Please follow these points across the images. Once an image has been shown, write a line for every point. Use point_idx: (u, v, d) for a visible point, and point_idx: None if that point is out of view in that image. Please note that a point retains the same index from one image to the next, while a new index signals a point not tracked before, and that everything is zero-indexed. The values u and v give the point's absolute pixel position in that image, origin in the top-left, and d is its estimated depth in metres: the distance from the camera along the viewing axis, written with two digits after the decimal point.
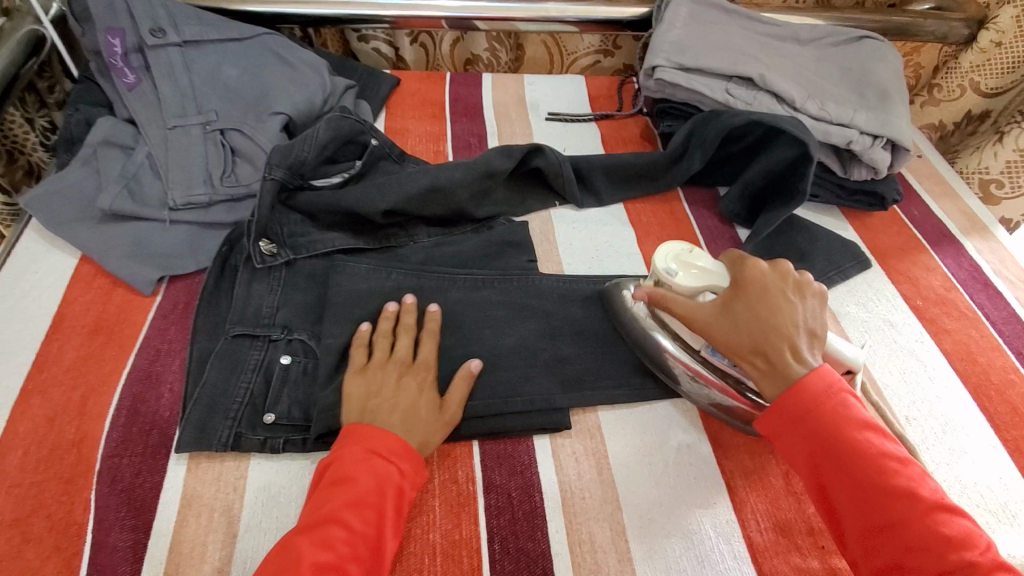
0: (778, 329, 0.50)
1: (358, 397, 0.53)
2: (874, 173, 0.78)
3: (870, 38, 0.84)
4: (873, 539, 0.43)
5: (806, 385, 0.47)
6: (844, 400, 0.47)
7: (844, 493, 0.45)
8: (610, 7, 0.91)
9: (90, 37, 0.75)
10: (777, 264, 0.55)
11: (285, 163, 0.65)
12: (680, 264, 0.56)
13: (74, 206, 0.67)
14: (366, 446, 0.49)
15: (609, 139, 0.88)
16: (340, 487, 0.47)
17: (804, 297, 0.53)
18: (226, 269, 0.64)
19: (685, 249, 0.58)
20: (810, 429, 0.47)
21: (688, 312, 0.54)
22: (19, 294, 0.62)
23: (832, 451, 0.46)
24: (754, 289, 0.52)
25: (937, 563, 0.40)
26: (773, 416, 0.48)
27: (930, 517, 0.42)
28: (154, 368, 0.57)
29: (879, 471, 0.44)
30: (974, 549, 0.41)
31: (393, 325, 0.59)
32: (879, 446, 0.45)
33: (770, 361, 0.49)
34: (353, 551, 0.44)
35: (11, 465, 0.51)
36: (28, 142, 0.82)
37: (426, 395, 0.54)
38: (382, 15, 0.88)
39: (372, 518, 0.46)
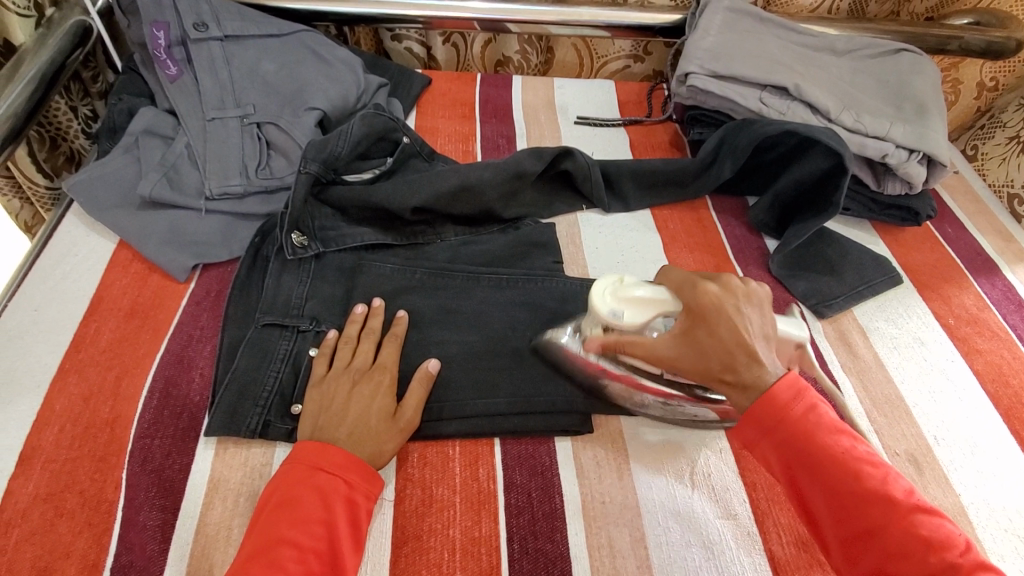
0: (746, 347, 0.46)
1: (310, 415, 0.53)
2: (909, 187, 0.77)
3: (909, 51, 0.83)
4: (852, 547, 0.41)
5: (771, 399, 0.44)
6: (810, 405, 0.44)
7: (819, 502, 0.43)
8: (643, 13, 0.90)
9: (136, 29, 0.77)
10: (725, 278, 0.48)
11: (320, 158, 0.67)
12: (621, 302, 0.51)
13: (115, 193, 0.69)
14: (309, 463, 0.49)
15: (637, 145, 0.88)
16: (286, 507, 0.46)
17: (758, 302, 0.48)
18: (258, 259, 0.65)
19: (615, 282, 0.53)
20: (781, 440, 0.44)
21: (651, 346, 0.50)
22: (59, 275, 0.64)
23: (804, 460, 0.43)
24: (712, 314, 0.47)
25: (924, 569, 0.38)
26: (745, 427, 0.45)
27: (908, 521, 0.40)
28: (186, 353, 0.59)
29: (852, 477, 0.42)
30: (959, 552, 0.39)
31: (358, 330, 0.59)
32: (850, 450, 0.43)
33: (743, 384, 0.46)
34: (305, 567, 0.44)
35: (48, 440, 0.52)
36: (71, 129, 0.84)
37: (378, 403, 0.53)
38: (416, 15, 0.89)
39: (323, 532, 0.46)
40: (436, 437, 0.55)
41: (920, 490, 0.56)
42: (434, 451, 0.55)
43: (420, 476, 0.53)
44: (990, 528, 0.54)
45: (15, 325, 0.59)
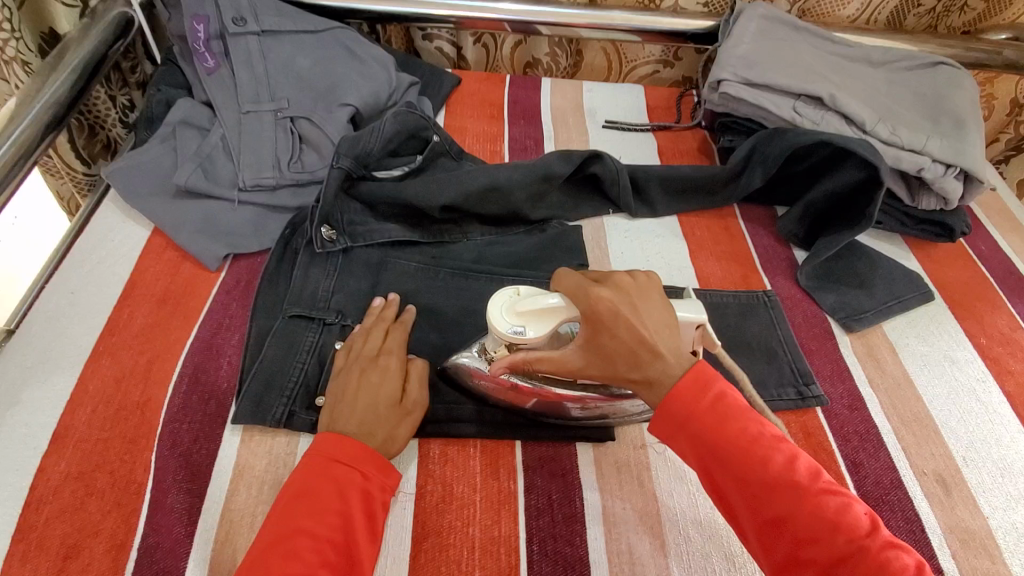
0: (648, 346, 0.45)
1: (325, 404, 0.52)
2: (944, 203, 0.75)
3: (947, 64, 0.81)
4: (766, 535, 0.41)
5: (677, 391, 0.45)
6: (718, 394, 0.45)
7: (733, 492, 0.43)
8: (675, 19, 0.90)
9: (176, 22, 0.79)
10: (614, 278, 0.48)
11: (352, 153, 0.67)
12: (521, 317, 0.50)
13: (151, 181, 0.70)
14: (328, 455, 0.48)
15: (665, 151, 0.87)
16: (304, 497, 0.46)
17: (652, 292, 0.48)
18: (288, 251, 0.66)
19: (512, 294, 0.52)
20: (692, 431, 0.44)
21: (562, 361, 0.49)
22: (96, 260, 0.65)
23: (715, 452, 0.43)
24: (609, 319, 0.46)
25: (832, 550, 0.39)
26: (661, 420, 0.46)
27: (815, 504, 0.41)
28: (215, 341, 0.60)
29: (760, 464, 0.42)
30: (864, 532, 0.40)
31: (373, 319, 0.59)
32: (757, 435, 0.43)
33: (651, 382, 0.46)
34: (321, 558, 0.43)
35: (80, 420, 0.53)
36: (109, 118, 0.87)
37: (387, 390, 0.52)
38: (448, 15, 0.90)
39: (339, 522, 0.45)
40: (458, 435, 0.55)
41: (947, 511, 0.55)
42: (455, 449, 0.55)
43: (441, 473, 0.53)
44: (1019, 554, 0.53)
45: (52, 307, 0.61)
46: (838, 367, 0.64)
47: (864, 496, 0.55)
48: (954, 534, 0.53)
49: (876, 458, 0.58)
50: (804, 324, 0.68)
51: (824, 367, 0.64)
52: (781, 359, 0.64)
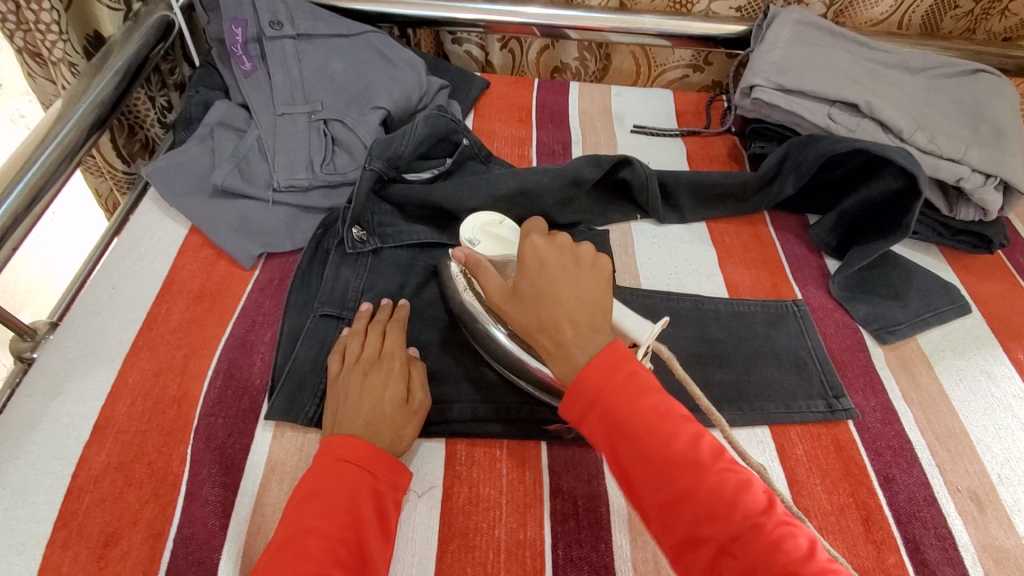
0: (563, 306, 0.47)
1: (330, 411, 0.53)
2: (983, 214, 0.74)
3: (986, 72, 0.79)
4: (666, 514, 0.41)
5: (591, 368, 0.44)
6: (634, 373, 0.44)
7: (638, 471, 0.42)
8: (707, 24, 0.90)
9: (216, 25, 0.81)
10: (557, 236, 0.51)
11: (384, 156, 0.69)
12: (480, 234, 0.61)
13: (189, 180, 0.72)
14: (335, 454, 0.48)
15: (694, 156, 0.86)
16: (313, 499, 0.46)
17: (592, 273, 0.49)
18: (319, 251, 0.68)
19: (494, 220, 0.63)
20: (603, 411, 0.44)
21: (489, 285, 0.52)
22: (135, 256, 0.67)
23: (623, 430, 0.43)
24: (534, 269, 0.49)
25: (729, 528, 0.39)
26: (569, 401, 0.45)
27: (713, 482, 0.40)
28: (249, 337, 0.61)
29: (665, 443, 0.42)
30: (759, 510, 0.39)
31: (366, 323, 0.60)
32: (663, 415, 0.43)
33: (551, 336, 0.47)
34: (332, 556, 0.43)
35: (120, 411, 0.55)
36: (148, 119, 0.89)
37: (392, 390, 0.53)
38: (478, 20, 0.90)
39: (349, 522, 0.45)
40: (484, 436, 0.56)
41: (981, 529, 0.53)
42: (481, 450, 0.55)
43: (468, 474, 0.54)
44: None
45: (94, 301, 0.63)
46: (871, 380, 0.63)
47: (895, 512, 0.54)
48: (987, 553, 0.52)
49: (909, 473, 0.56)
50: (835, 335, 0.67)
51: (856, 380, 0.63)
52: (810, 370, 0.63)
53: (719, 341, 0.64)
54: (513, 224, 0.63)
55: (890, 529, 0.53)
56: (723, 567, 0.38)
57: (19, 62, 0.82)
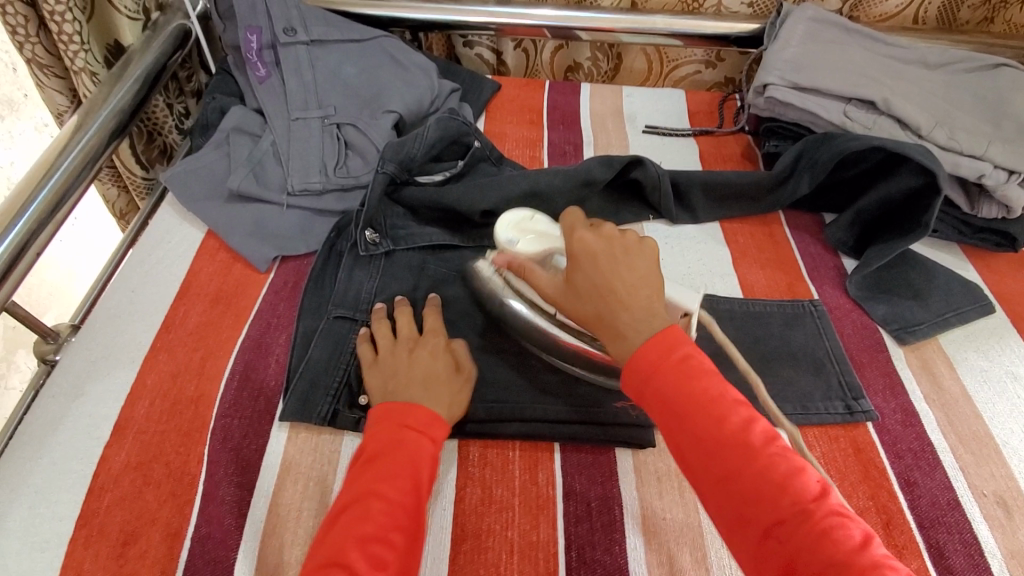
0: (618, 295, 0.47)
1: (379, 384, 0.54)
2: (1007, 212, 0.71)
3: (1009, 66, 0.78)
4: (715, 493, 0.41)
5: (641, 354, 0.44)
6: (686, 356, 0.44)
7: (688, 450, 0.42)
8: (718, 23, 0.89)
9: (231, 33, 0.82)
10: (605, 228, 0.50)
11: (397, 158, 0.69)
12: (519, 232, 0.59)
13: (206, 185, 0.73)
14: (397, 422, 0.50)
15: (707, 156, 0.86)
16: (374, 462, 0.48)
17: (637, 256, 0.48)
18: (333, 253, 0.68)
19: (527, 216, 0.61)
20: (656, 389, 0.43)
21: (540, 283, 0.54)
22: (154, 260, 0.69)
23: (676, 410, 0.42)
24: (586, 261, 0.48)
25: (774, 512, 0.39)
26: (625, 378, 0.45)
27: (767, 466, 0.40)
28: (264, 339, 0.62)
29: (719, 424, 0.42)
30: (811, 497, 0.39)
31: (392, 309, 0.61)
32: (720, 398, 0.42)
33: (609, 327, 0.47)
34: (393, 519, 0.45)
35: (139, 413, 0.56)
36: (166, 125, 0.91)
37: (442, 361, 0.56)
38: (489, 22, 0.91)
39: (410, 486, 0.47)
40: (496, 437, 0.56)
41: (1008, 535, 0.52)
42: (494, 452, 0.55)
43: (480, 476, 0.53)
44: None
45: (114, 304, 0.64)
46: (891, 381, 0.62)
47: (917, 517, 0.53)
48: (1016, 559, 0.50)
49: (931, 477, 0.55)
50: (854, 336, 0.66)
51: (876, 381, 0.62)
52: (828, 371, 0.62)
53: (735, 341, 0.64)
54: (546, 218, 0.61)
55: (912, 534, 0.52)
56: (768, 549, 0.38)
57: (31, 74, 0.83)
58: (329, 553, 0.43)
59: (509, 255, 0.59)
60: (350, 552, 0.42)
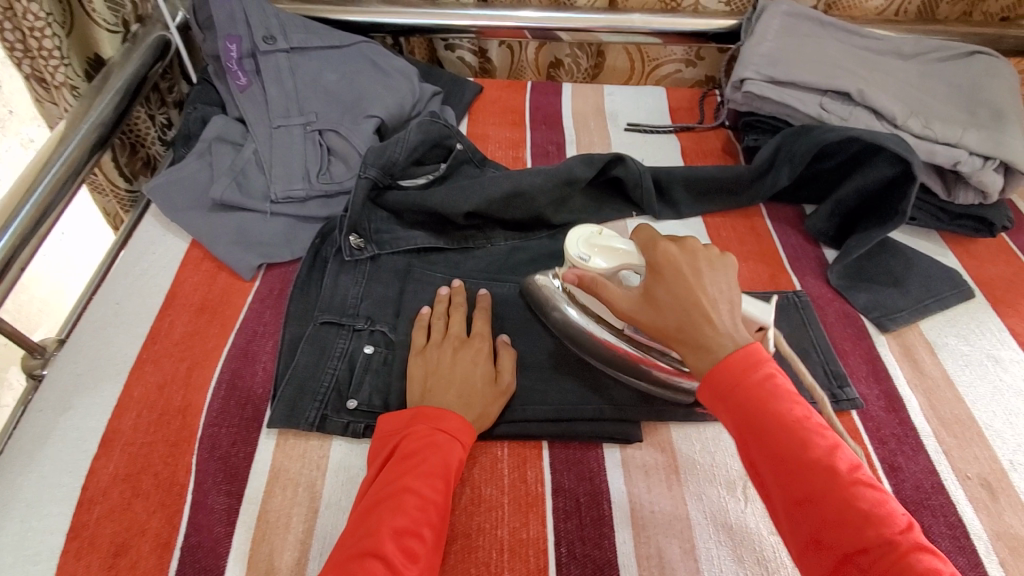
0: (701, 308, 0.47)
1: (418, 378, 0.56)
2: (983, 197, 0.73)
3: (983, 54, 0.79)
4: (793, 512, 0.41)
5: (727, 367, 0.45)
6: (771, 375, 0.44)
7: (766, 467, 0.43)
8: (695, 19, 0.90)
9: (210, 42, 0.82)
10: (686, 241, 0.51)
11: (378, 163, 0.69)
12: (592, 248, 0.56)
13: (189, 196, 0.73)
14: (432, 423, 0.51)
15: (688, 152, 0.87)
16: (409, 461, 0.49)
17: (717, 272, 0.50)
18: (318, 260, 0.68)
19: (595, 231, 0.58)
20: (735, 404, 0.44)
21: (614, 297, 0.53)
22: (138, 271, 0.69)
23: (754, 425, 0.43)
24: (669, 270, 0.49)
25: (857, 539, 0.38)
26: (704, 385, 0.46)
27: (851, 494, 0.40)
28: (251, 347, 0.62)
29: (802, 446, 0.42)
30: (896, 529, 0.38)
31: (446, 306, 0.62)
32: (804, 420, 0.43)
33: (693, 341, 0.47)
34: (424, 514, 0.46)
35: (126, 425, 0.56)
36: (149, 136, 0.91)
37: (483, 368, 0.56)
38: (470, 26, 0.91)
39: (443, 485, 0.48)
40: (485, 438, 0.56)
41: (993, 516, 0.53)
42: (482, 451, 0.55)
43: (469, 475, 0.54)
44: None
45: (99, 317, 0.64)
46: (874, 368, 0.63)
47: (903, 500, 0.53)
48: (1001, 541, 0.51)
49: (915, 461, 0.56)
50: (836, 324, 0.66)
51: (860, 368, 0.63)
52: (813, 361, 0.62)
53: None
54: (616, 234, 0.58)
55: None
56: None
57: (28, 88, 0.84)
58: (362, 544, 0.43)
59: (579, 270, 0.56)
60: (386, 543, 0.43)
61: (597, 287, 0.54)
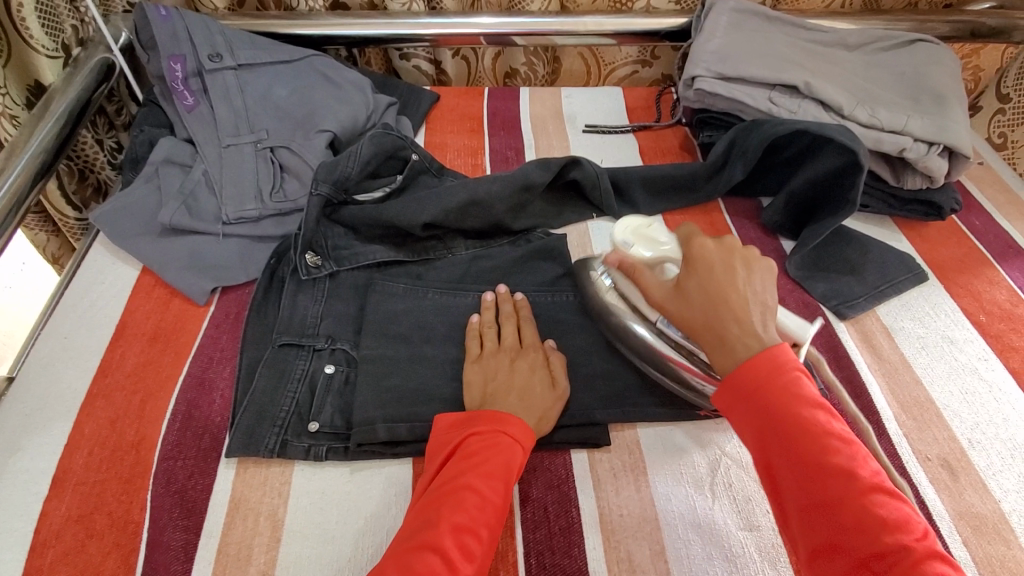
0: (728, 307, 0.49)
1: (476, 384, 0.56)
2: (930, 182, 0.74)
3: (925, 41, 0.81)
4: (808, 516, 0.41)
5: (753, 366, 0.45)
6: (797, 378, 0.45)
7: (786, 470, 0.43)
8: (647, 19, 0.91)
9: (156, 63, 0.79)
10: (726, 239, 0.53)
11: (331, 179, 0.68)
12: (636, 237, 0.59)
13: (138, 222, 0.71)
14: (496, 425, 0.50)
15: (647, 151, 0.87)
16: (471, 460, 0.48)
17: (752, 273, 0.51)
18: (275, 280, 0.67)
19: (644, 223, 0.61)
20: (757, 404, 0.45)
21: (649, 286, 0.54)
22: (88, 303, 0.66)
23: (776, 427, 0.43)
24: (703, 267, 0.51)
25: (871, 545, 0.38)
26: (725, 386, 0.47)
27: (868, 498, 0.40)
28: (207, 375, 0.60)
29: (823, 449, 0.42)
30: (914, 537, 0.38)
31: (495, 315, 0.62)
32: (827, 425, 0.43)
33: (719, 335, 0.48)
34: (483, 513, 0.45)
35: (78, 463, 0.54)
36: (98, 161, 0.88)
37: (539, 376, 0.56)
38: (423, 34, 0.90)
39: (502, 488, 0.47)
40: None
41: (955, 496, 0.53)
42: None
43: None
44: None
45: (47, 353, 0.62)
46: (835, 356, 0.64)
47: None
48: (963, 520, 0.52)
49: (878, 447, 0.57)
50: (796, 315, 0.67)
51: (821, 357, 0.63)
52: None
53: None
54: (663, 228, 0.61)
55: None
56: None
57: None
58: (420, 537, 0.43)
59: (620, 254, 0.59)
60: (445, 538, 0.42)
61: (636, 271, 0.56)
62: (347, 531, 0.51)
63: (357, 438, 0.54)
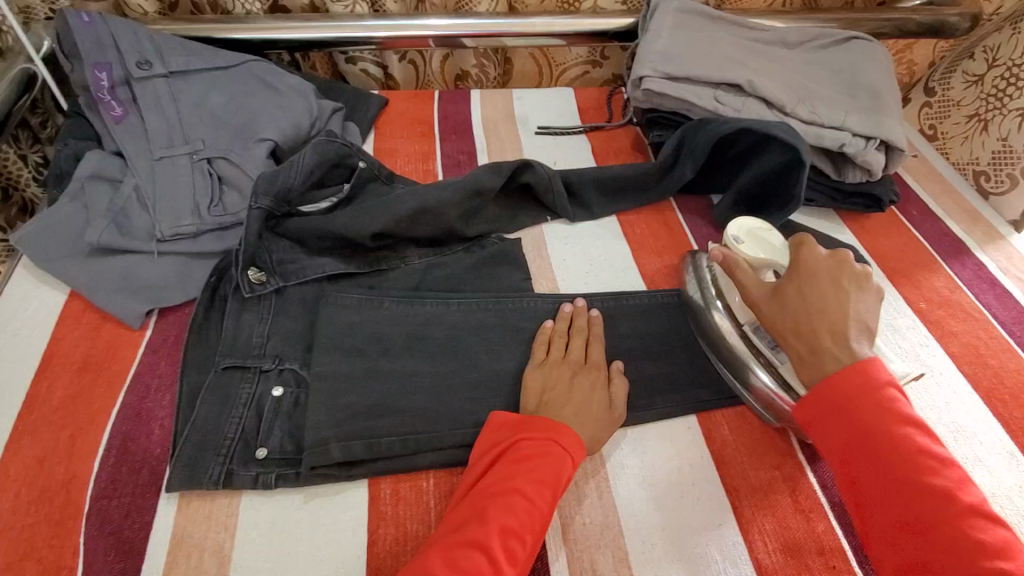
0: (826, 317, 0.51)
1: (535, 389, 0.56)
2: (869, 174, 0.77)
3: (859, 39, 0.83)
4: (899, 533, 0.42)
5: (843, 381, 0.47)
6: (889, 396, 0.46)
7: (876, 487, 0.44)
8: (595, 19, 0.90)
9: (79, 72, 0.74)
10: (837, 253, 0.54)
11: (272, 191, 0.65)
12: (748, 236, 0.63)
13: (64, 242, 0.66)
14: (550, 430, 0.51)
15: (600, 151, 0.87)
16: (522, 465, 0.48)
17: (856, 293, 0.52)
18: (216, 300, 0.64)
19: (764, 227, 0.64)
20: (848, 419, 0.46)
21: (748, 284, 0.57)
22: (9, 332, 0.62)
23: (867, 443, 0.45)
24: (807, 274, 0.54)
25: (964, 567, 0.39)
26: (810, 399, 0.48)
27: (964, 521, 0.41)
28: (144, 405, 0.57)
29: (919, 468, 0.43)
30: (1009, 563, 0.39)
31: (567, 326, 0.62)
32: (918, 444, 0.44)
33: (809, 344, 0.50)
34: (532, 515, 0.46)
35: (3, 507, 0.50)
36: (22, 178, 0.82)
37: (598, 395, 0.56)
38: (369, 37, 0.88)
39: (551, 496, 0.47)
40: (410, 470, 0.54)
41: None
42: (406, 485, 0.54)
43: (394, 514, 0.52)
44: None
45: None
46: None
47: (822, 477, 0.54)
48: None
49: None
50: None
51: None
52: None
53: (640, 334, 0.64)
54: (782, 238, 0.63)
55: (817, 497, 0.53)
56: None
57: None
58: (467, 534, 0.44)
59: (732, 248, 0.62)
60: (492, 538, 0.43)
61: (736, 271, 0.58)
62: (300, 561, 0.49)
63: (307, 463, 0.52)
